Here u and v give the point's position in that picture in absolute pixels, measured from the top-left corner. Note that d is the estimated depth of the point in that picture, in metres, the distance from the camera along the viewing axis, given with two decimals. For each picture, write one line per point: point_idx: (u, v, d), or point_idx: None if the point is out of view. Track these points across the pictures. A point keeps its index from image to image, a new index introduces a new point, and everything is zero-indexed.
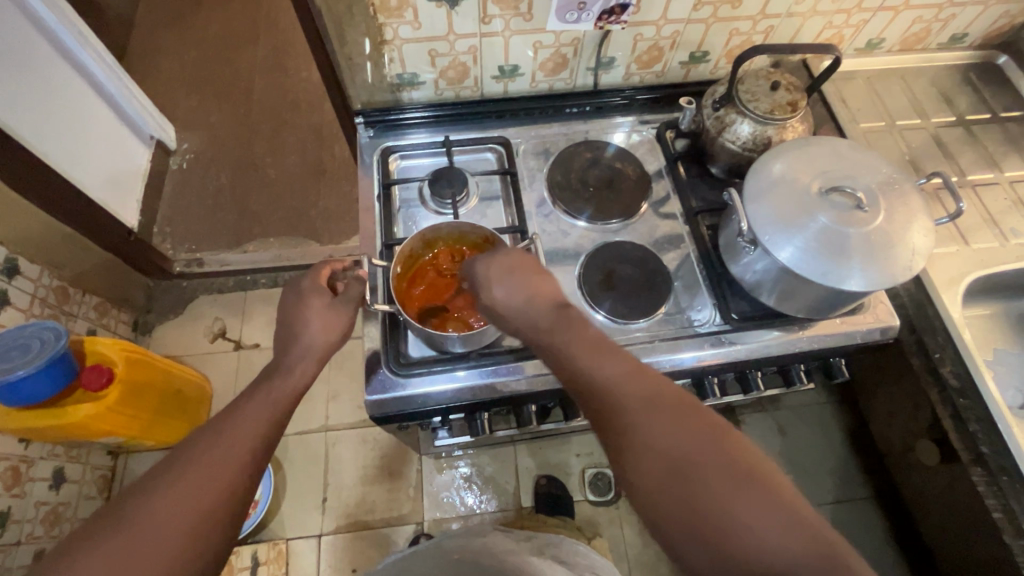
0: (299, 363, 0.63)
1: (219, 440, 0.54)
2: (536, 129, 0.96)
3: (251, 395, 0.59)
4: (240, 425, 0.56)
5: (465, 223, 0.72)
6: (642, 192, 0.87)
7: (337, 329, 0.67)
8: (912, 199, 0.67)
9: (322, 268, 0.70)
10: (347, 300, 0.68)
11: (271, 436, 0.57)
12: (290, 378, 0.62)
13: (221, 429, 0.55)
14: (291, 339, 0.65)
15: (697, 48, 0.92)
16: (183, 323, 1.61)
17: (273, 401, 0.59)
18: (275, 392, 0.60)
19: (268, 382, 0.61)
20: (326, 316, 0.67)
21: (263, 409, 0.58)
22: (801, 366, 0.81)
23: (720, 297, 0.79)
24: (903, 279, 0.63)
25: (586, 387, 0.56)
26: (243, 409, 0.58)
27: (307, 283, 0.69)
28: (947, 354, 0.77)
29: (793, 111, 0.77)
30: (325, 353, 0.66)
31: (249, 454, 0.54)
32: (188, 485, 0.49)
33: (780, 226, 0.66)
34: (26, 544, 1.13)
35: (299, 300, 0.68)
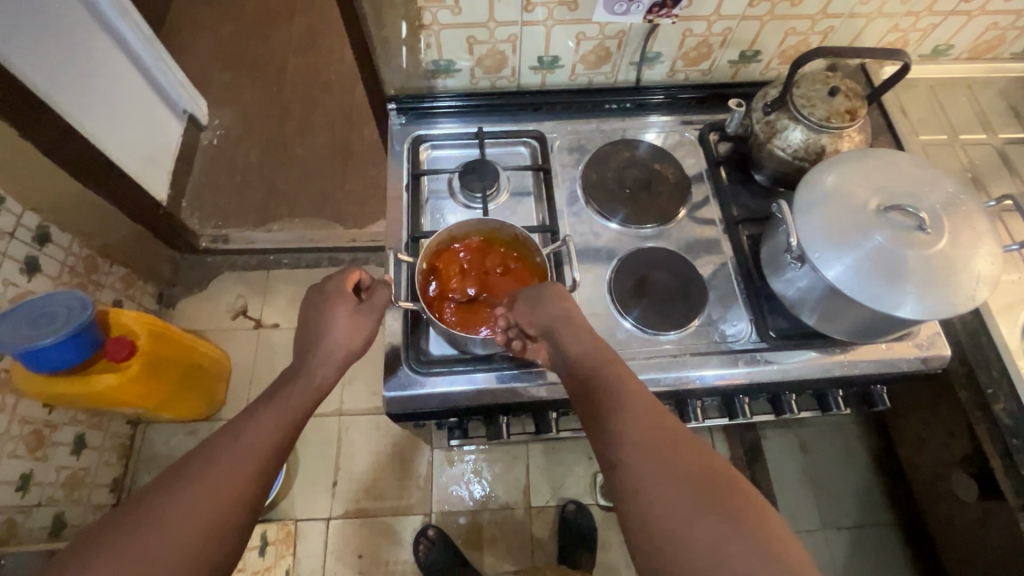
0: (319, 369, 0.62)
1: (231, 446, 0.52)
2: (572, 124, 0.92)
3: (269, 400, 0.58)
4: (254, 431, 0.54)
5: (506, 224, 0.70)
6: (680, 197, 0.83)
7: (359, 337, 0.64)
8: (982, 222, 0.62)
9: (349, 274, 0.68)
10: (371, 304, 0.66)
11: (286, 443, 0.56)
12: (308, 386, 0.60)
13: (236, 435, 0.54)
14: (310, 345, 0.63)
15: (749, 47, 0.87)
16: (206, 299, 1.63)
17: (288, 409, 0.58)
18: (293, 399, 0.58)
19: (288, 387, 0.60)
20: (348, 323, 0.64)
21: (277, 416, 0.56)
22: (839, 391, 0.77)
23: (758, 312, 0.75)
24: (963, 309, 0.59)
25: (618, 430, 0.52)
26: (259, 414, 0.56)
27: (330, 285, 0.67)
28: (1002, 390, 0.71)
29: (851, 119, 0.72)
30: (345, 357, 0.64)
31: (262, 462, 0.52)
32: (195, 493, 0.48)
33: (831, 243, 0.62)
34: (46, 506, 1.16)
35: (324, 303, 0.66)
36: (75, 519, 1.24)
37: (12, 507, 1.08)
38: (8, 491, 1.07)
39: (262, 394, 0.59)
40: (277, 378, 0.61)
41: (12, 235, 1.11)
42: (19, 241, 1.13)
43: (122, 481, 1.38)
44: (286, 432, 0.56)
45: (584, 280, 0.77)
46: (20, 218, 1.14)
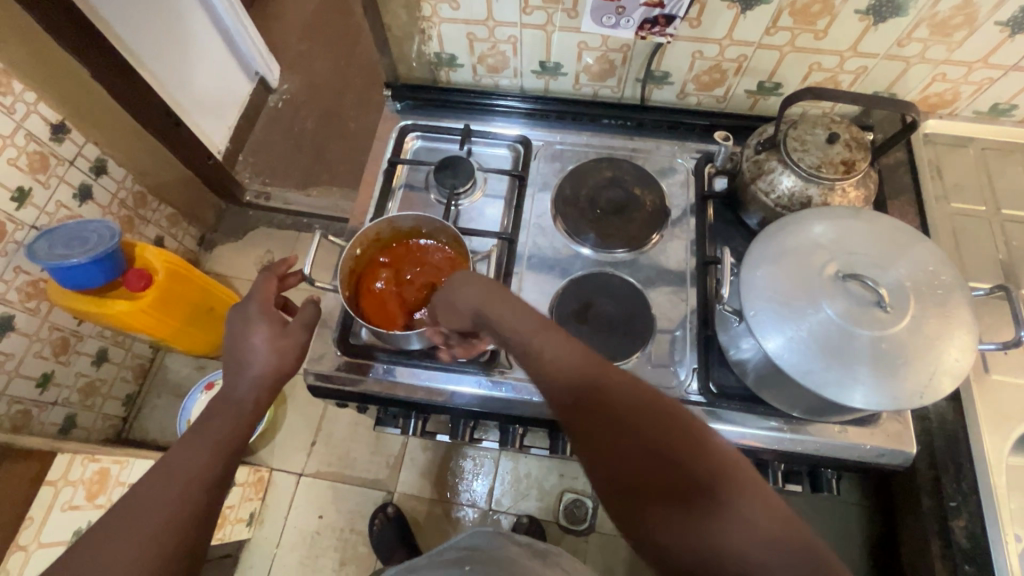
0: (252, 392, 0.64)
1: (165, 486, 0.54)
2: (566, 134, 0.89)
3: (197, 434, 0.60)
4: (185, 465, 0.56)
5: (434, 218, 0.69)
6: (654, 226, 0.79)
7: (289, 354, 0.67)
8: (957, 306, 0.54)
9: (267, 286, 0.70)
10: (299, 322, 0.69)
11: (222, 476, 0.58)
12: (239, 415, 0.62)
13: (167, 475, 0.55)
14: (238, 369, 0.65)
15: (768, 78, 0.80)
16: (240, 248, 1.75)
17: (218, 442, 0.59)
18: (224, 428, 0.60)
19: (216, 418, 0.61)
20: (274, 342, 0.66)
21: (208, 451, 0.58)
22: (781, 466, 0.71)
23: (704, 362, 0.69)
24: (914, 406, 0.52)
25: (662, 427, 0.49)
26: (189, 450, 0.58)
27: (252, 308, 0.68)
28: (966, 506, 0.62)
29: (846, 173, 0.65)
30: (275, 381, 0.66)
31: (199, 496, 0.55)
32: (134, 538, 0.50)
33: (776, 306, 0.56)
34: (61, 406, 1.31)
35: (245, 326, 0.67)
36: (85, 423, 1.39)
37: (31, 399, 1.23)
38: (29, 385, 1.22)
39: (189, 430, 0.60)
40: (203, 409, 0.62)
41: (71, 163, 1.25)
42: (76, 169, 1.26)
43: (134, 398, 1.53)
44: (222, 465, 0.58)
45: (529, 292, 0.76)
46: (82, 148, 1.27)
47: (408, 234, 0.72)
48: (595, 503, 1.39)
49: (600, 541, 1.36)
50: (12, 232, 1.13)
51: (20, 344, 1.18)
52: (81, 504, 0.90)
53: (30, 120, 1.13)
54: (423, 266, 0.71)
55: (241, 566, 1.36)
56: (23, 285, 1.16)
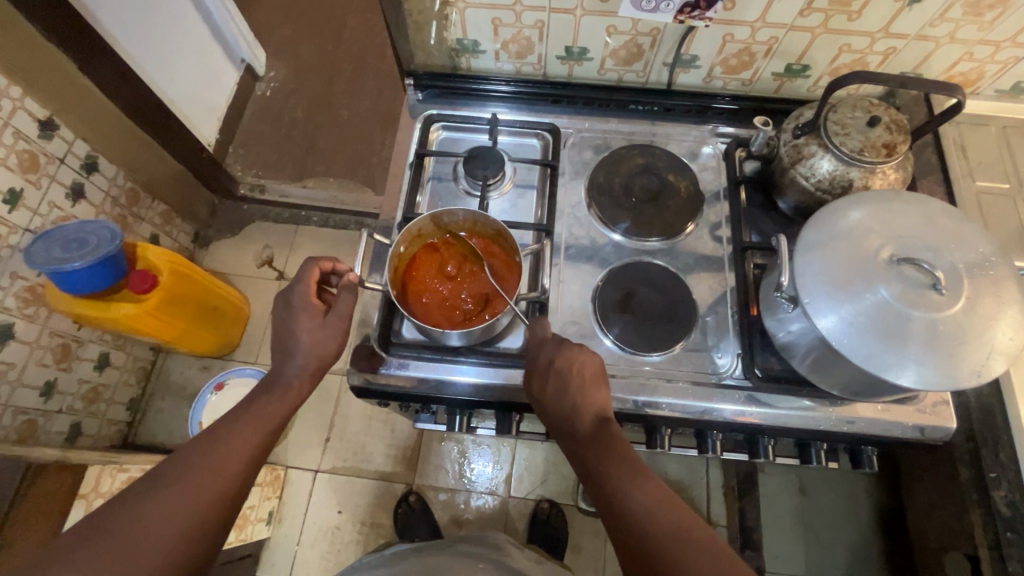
0: (296, 378, 0.64)
1: (214, 449, 0.57)
2: (592, 121, 0.88)
3: (247, 407, 0.62)
4: (232, 439, 0.58)
5: (478, 211, 0.67)
6: (689, 212, 0.78)
7: (330, 343, 0.66)
8: (1008, 286, 0.55)
9: (310, 275, 0.68)
10: (337, 313, 0.67)
11: (261, 449, 0.60)
12: (284, 397, 0.63)
13: (219, 439, 0.58)
14: (283, 355, 0.65)
15: (796, 60, 0.80)
16: (237, 244, 1.70)
17: (264, 421, 0.61)
18: (271, 408, 0.62)
19: (263, 398, 0.63)
20: (315, 332, 0.65)
21: (254, 424, 0.60)
22: (824, 446, 0.72)
23: (748, 348, 0.70)
24: (968, 385, 0.53)
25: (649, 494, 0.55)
26: (235, 424, 0.60)
27: (296, 297, 0.67)
28: (1006, 476, 0.64)
29: (887, 156, 0.65)
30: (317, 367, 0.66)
31: (237, 473, 0.57)
32: (176, 501, 0.52)
33: (832, 290, 0.57)
34: (65, 414, 1.27)
35: (290, 314, 0.66)
36: (91, 430, 1.35)
37: (35, 409, 1.19)
38: (33, 394, 1.17)
39: (240, 403, 0.63)
40: (253, 388, 0.64)
41: (61, 161, 1.19)
42: (67, 167, 1.20)
43: (138, 402, 1.49)
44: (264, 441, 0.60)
45: (570, 284, 0.75)
46: (71, 145, 1.21)
47: (452, 229, 0.71)
48: None
49: None
50: (6, 236, 1.08)
51: (22, 353, 1.13)
52: None
53: (16, 117, 1.07)
54: (470, 258, 0.70)
55: (263, 565, 1.35)
56: (21, 291, 1.11)
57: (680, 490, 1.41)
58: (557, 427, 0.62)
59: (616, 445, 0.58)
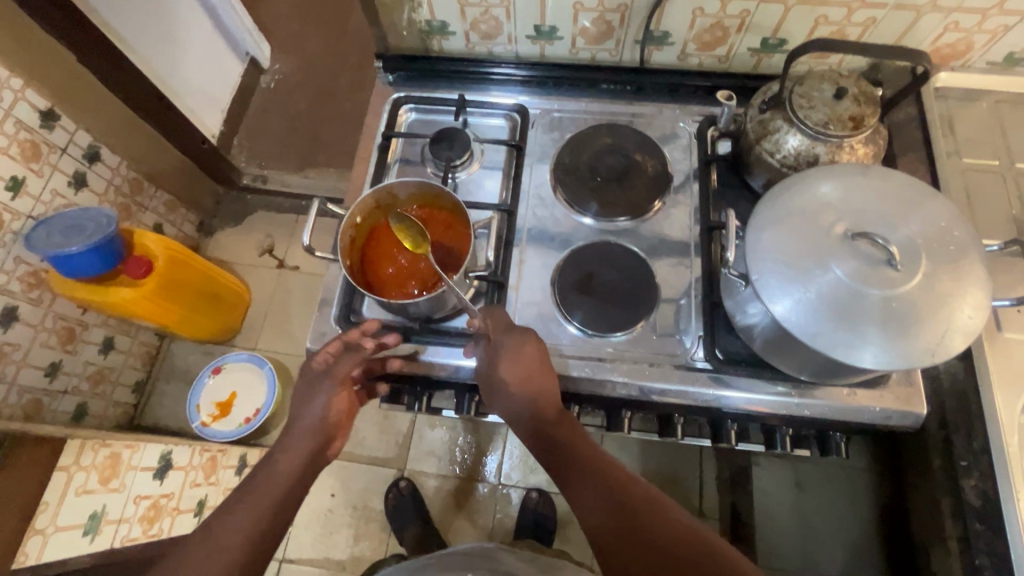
0: (301, 455, 0.62)
1: (210, 539, 0.55)
2: (562, 101, 0.87)
3: (246, 491, 0.59)
4: (229, 523, 0.56)
5: (433, 183, 0.67)
6: (655, 192, 0.77)
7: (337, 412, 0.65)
8: (969, 260, 0.53)
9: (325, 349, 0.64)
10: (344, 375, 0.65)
11: (267, 531, 0.57)
12: (285, 473, 0.61)
13: (218, 529, 0.56)
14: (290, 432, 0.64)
15: (772, 34, 0.77)
16: (240, 233, 1.73)
17: (265, 500, 0.58)
18: (274, 486, 0.59)
19: (262, 477, 0.61)
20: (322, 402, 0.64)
21: (252, 509, 0.57)
22: (790, 431, 0.70)
23: (710, 330, 0.68)
24: (925, 364, 0.50)
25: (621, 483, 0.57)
26: (230, 512, 0.57)
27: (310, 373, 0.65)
28: (978, 466, 0.61)
29: (854, 129, 0.63)
30: (319, 433, 0.64)
31: (236, 557, 0.54)
32: None
33: (782, 267, 0.55)
34: (70, 394, 1.32)
35: (307, 388, 0.65)
36: (96, 410, 1.40)
37: (41, 388, 1.24)
38: (38, 375, 1.23)
39: (241, 487, 0.60)
40: (256, 468, 0.62)
41: (63, 150, 1.23)
42: (70, 156, 1.25)
43: (143, 385, 1.54)
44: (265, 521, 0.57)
45: (531, 264, 0.75)
46: (73, 136, 1.25)
47: (409, 202, 0.71)
48: None
49: None
50: (9, 222, 1.12)
51: (26, 334, 1.18)
52: (94, 487, 0.92)
53: (18, 107, 1.11)
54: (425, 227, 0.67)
55: None
56: (25, 275, 1.16)
57: (672, 480, 1.38)
58: (517, 417, 0.62)
59: (577, 430, 0.61)
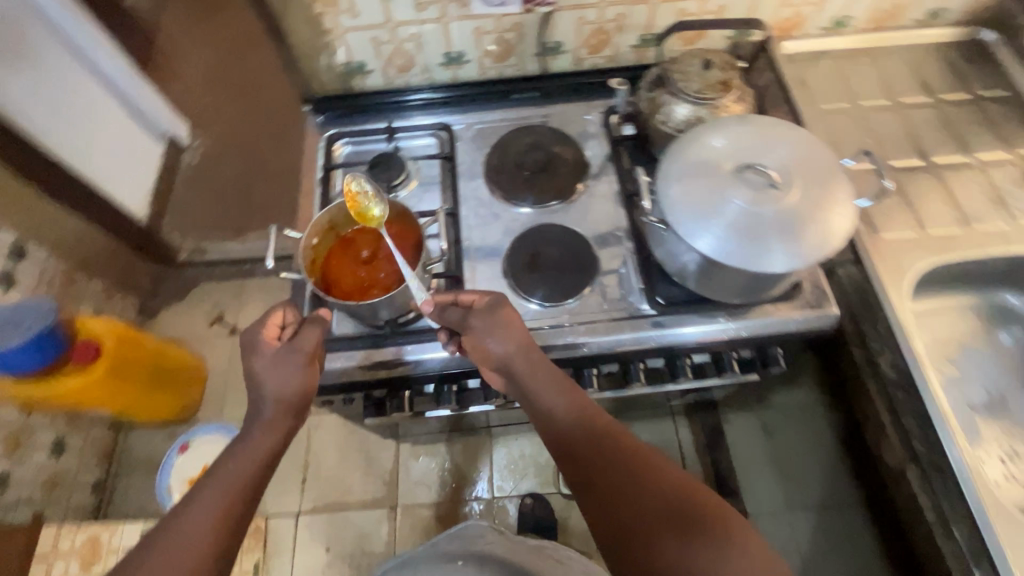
0: (269, 429, 0.61)
1: (180, 525, 0.53)
2: (480, 115, 0.94)
3: (214, 472, 0.57)
4: (197, 509, 0.54)
5: (379, 194, 0.74)
6: (577, 176, 0.86)
7: (300, 379, 0.63)
8: (830, 172, 0.65)
9: (259, 328, 0.65)
10: (294, 344, 0.64)
11: (241, 505, 0.56)
12: (250, 451, 0.59)
13: (184, 518, 0.53)
14: (254, 407, 0.62)
15: (646, 31, 0.90)
16: (185, 308, 1.70)
17: (235, 479, 0.57)
18: (244, 464, 0.58)
19: (230, 454, 0.59)
20: (278, 373, 0.63)
21: (220, 492, 0.55)
22: (735, 355, 0.79)
23: (649, 281, 0.77)
24: (822, 257, 0.61)
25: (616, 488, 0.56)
26: (201, 490, 0.56)
27: (254, 350, 0.64)
28: (887, 344, 0.73)
29: (725, 91, 0.75)
30: (291, 408, 0.63)
31: (211, 539, 0.52)
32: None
33: (693, 208, 0.64)
34: (24, 505, 1.24)
35: (257, 361, 0.63)
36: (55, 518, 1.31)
37: None
38: None
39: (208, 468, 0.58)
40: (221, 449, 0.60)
41: None
42: None
43: (103, 483, 1.46)
44: (240, 496, 0.56)
45: (482, 258, 0.81)
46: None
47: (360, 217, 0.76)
48: None
49: None
50: None
51: None
52: None
53: None
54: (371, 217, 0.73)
55: None
56: None
57: None
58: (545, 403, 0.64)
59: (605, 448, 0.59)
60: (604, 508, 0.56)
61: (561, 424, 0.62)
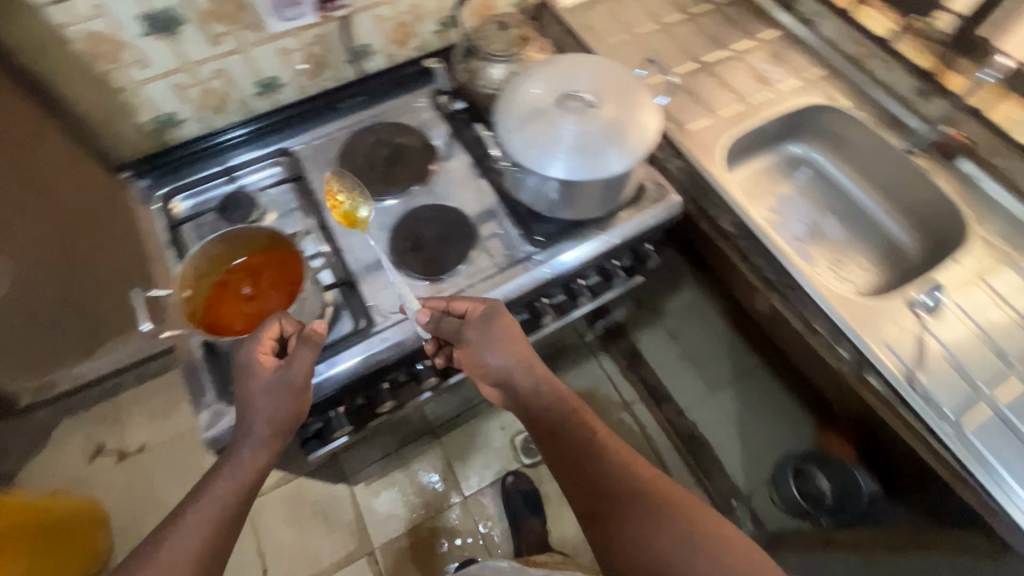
0: (257, 446, 0.63)
1: (179, 532, 0.58)
2: (315, 130, 0.95)
3: (212, 479, 0.62)
4: (192, 517, 0.59)
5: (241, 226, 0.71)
6: (427, 158, 0.90)
7: (289, 401, 0.63)
8: (629, 83, 0.77)
9: (254, 342, 0.63)
10: (291, 369, 0.63)
11: (231, 516, 0.61)
12: (241, 466, 0.62)
13: (183, 525, 0.59)
14: (244, 421, 0.63)
15: (441, 15, 0.96)
16: (51, 454, 1.46)
17: (226, 492, 0.61)
18: (231, 479, 0.61)
19: (224, 465, 0.62)
20: (270, 394, 0.63)
21: (213, 503, 0.60)
22: (617, 263, 0.89)
23: (524, 224, 0.84)
24: (648, 149, 0.73)
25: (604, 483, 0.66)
26: (200, 497, 0.61)
27: (245, 363, 0.63)
28: (722, 209, 0.87)
29: (526, 44, 0.86)
30: (280, 434, 0.64)
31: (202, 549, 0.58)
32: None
33: (538, 144, 0.72)
34: None
35: (248, 375, 0.63)
36: None
37: None
38: None
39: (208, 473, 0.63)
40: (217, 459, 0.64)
41: None
42: None
43: None
44: (229, 508, 0.61)
45: (367, 258, 0.82)
46: None
47: (232, 257, 0.73)
48: None
49: None
50: None
51: None
52: None
53: None
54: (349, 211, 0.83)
55: None
56: None
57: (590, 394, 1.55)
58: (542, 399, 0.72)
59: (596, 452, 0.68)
60: (582, 489, 0.66)
61: (548, 410, 0.71)
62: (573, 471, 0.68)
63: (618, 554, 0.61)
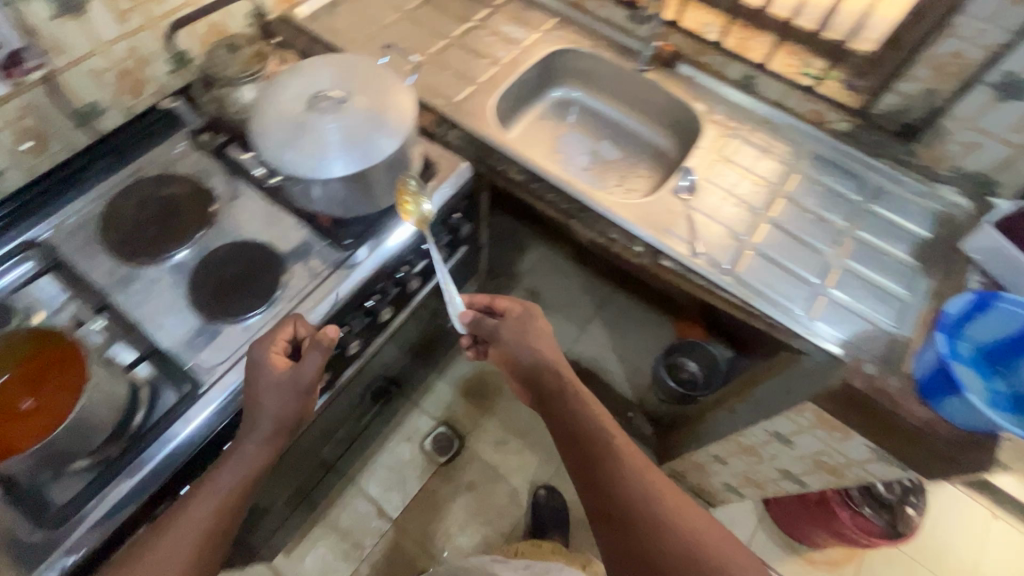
0: (257, 448, 0.67)
1: (178, 523, 0.62)
2: (60, 212, 0.83)
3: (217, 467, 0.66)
4: (192, 510, 0.63)
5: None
6: (204, 201, 0.84)
7: (289, 403, 0.67)
8: (372, 69, 0.80)
9: (270, 338, 0.69)
10: (298, 371, 0.67)
11: (229, 515, 0.65)
12: (241, 463, 0.66)
13: (183, 517, 0.63)
14: (249, 419, 0.67)
15: (169, 53, 0.91)
16: None
17: (227, 487, 0.65)
18: (226, 477, 0.65)
19: (228, 459, 0.66)
20: (276, 394, 0.67)
21: (214, 497, 0.64)
22: (435, 240, 0.91)
23: (330, 233, 0.82)
24: (412, 120, 0.77)
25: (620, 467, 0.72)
26: (205, 486, 0.65)
27: (262, 358, 0.68)
28: (507, 161, 0.93)
29: (262, 61, 0.88)
30: (281, 432, 0.68)
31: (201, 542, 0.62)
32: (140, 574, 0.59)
33: (306, 151, 0.72)
34: None
35: (257, 369, 0.67)
36: None
37: None
38: None
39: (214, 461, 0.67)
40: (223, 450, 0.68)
41: None
42: None
43: None
44: (229, 503, 0.65)
45: (170, 322, 0.76)
46: None
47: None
48: (448, 425, 1.53)
49: (473, 439, 1.52)
50: None
51: None
52: None
53: None
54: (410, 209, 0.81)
55: None
56: None
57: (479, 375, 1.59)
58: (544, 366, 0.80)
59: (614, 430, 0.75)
60: (592, 464, 0.73)
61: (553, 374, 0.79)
62: (577, 445, 0.75)
63: (634, 522, 0.68)
